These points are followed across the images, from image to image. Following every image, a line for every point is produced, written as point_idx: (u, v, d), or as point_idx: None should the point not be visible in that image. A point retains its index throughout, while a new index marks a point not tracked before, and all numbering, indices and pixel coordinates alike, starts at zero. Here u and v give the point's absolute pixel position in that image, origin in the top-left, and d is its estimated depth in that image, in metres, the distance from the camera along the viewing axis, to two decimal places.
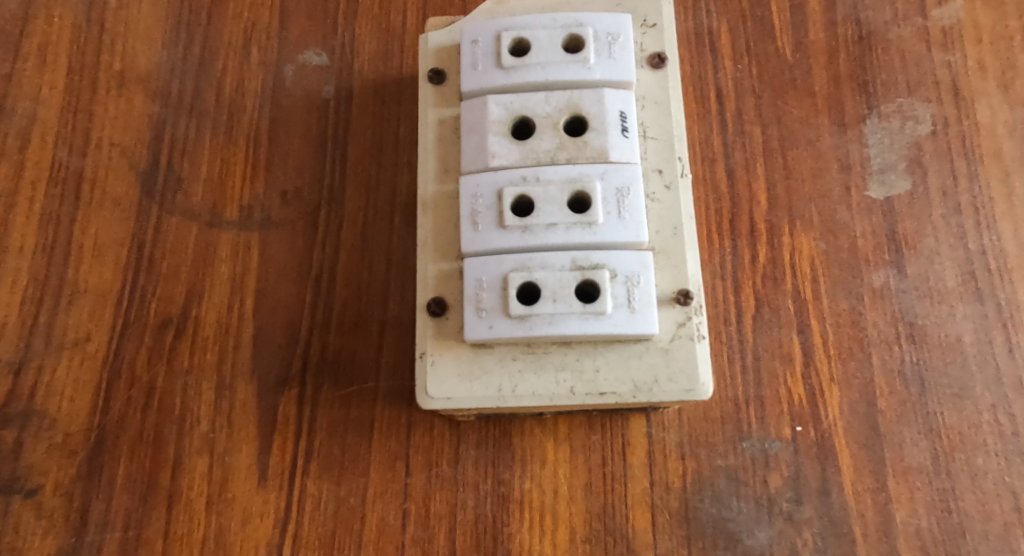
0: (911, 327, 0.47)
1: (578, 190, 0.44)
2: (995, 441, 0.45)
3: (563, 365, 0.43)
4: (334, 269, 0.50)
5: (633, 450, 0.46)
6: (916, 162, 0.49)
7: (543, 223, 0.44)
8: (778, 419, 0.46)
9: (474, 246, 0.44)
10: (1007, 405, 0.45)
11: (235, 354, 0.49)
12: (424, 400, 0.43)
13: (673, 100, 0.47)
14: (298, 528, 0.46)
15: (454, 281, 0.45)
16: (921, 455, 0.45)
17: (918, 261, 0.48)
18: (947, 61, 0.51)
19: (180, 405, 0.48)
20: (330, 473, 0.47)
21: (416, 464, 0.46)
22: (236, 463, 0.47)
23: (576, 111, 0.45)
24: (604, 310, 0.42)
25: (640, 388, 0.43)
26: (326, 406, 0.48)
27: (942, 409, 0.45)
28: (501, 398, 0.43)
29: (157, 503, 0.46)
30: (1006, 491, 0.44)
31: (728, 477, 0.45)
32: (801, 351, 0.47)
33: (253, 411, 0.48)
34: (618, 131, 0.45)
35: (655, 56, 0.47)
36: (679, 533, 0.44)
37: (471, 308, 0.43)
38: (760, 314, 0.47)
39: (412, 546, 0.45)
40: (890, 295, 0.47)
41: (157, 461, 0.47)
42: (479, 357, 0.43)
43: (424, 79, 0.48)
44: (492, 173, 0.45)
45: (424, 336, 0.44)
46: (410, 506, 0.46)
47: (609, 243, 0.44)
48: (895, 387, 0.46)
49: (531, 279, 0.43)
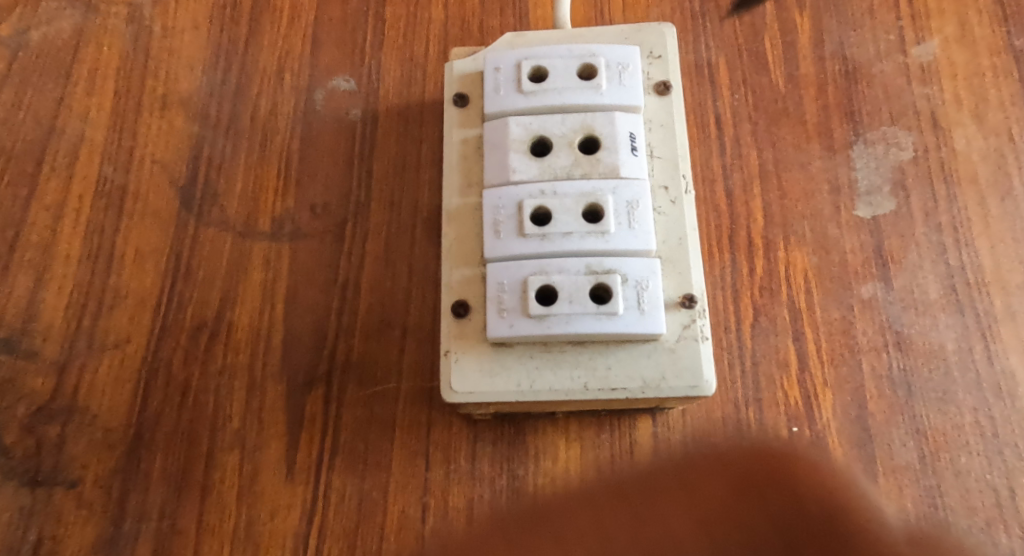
0: (898, 336, 0.50)
1: (591, 202, 0.48)
2: (977, 441, 0.48)
3: (577, 362, 0.46)
4: (359, 279, 0.54)
5: (639, 448, 0.49)
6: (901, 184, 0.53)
7: (559, 232, 0.48)
8: (775, 420, 0.49)
9: (496, 252, 0.48)
10: (986, 408, 0.49)
11: (266, 357, 0.52)
12: (448, 394, 0.46)
13: (678, 123, 0.50)
14: (322, 521, 0.49)
15: (475, 285, 0.48)
16: (909, 454, 0.48)
17: (903, 274, 0.51)
18: (925, 94, 0.55)
19: (214, 403, 0.51)
20: (354, 470, 0.50)
21: (435, 461, 0.50)
22: (266, 458, 0.50)
23: (590, 131, 0.49)
24: (616, 311, 0.46)
25: (648, 384, 0.46)
26: (351, 405, 0.51)
27: (928, 412, 0.49)
28: (520, 393, 0.46)
29: (191, 495, 0.50)
30: (987, 488, 0.47)
31: (729, 474, 0.48)
32: (796, 357, 0.50)
33: (282, 410, 0.51)
34: (627, 148, 0.49)
35: (661, 84, 0.51)
36: (683, 527, 0.48)
37: (493, 309, 0.47)
38: (758, 323, 0.51)
39: (432, 538, 0.49)
40: (879, 306, 0.51)
41: (190, 455, 0.50)
42: (500, 355, 0.47)
43: (449, 102, 0.52)
44: (513, 186, 0.49)
45: (448, 335, 0.47)
46: (430, 500, 0.49)
47: (620, 250, 0.47)
48: (883, 391, 0.49)
49: (549, 282, 0.47)
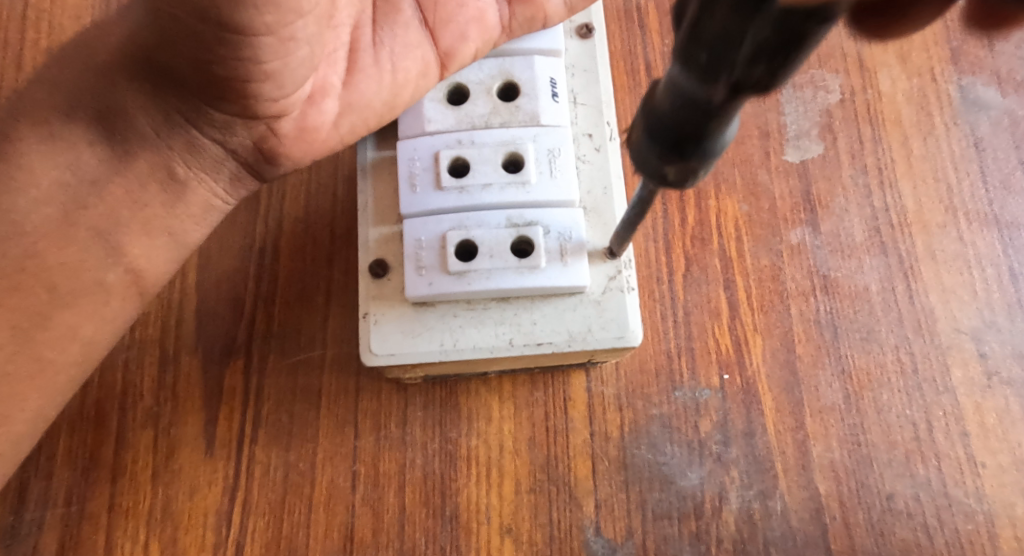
0: (825, 280, 0.51)
1: (523, 234, 0.45)
2: (898, 379, 0.49)
3: (501, 319, 0.45)
4: (278, 242, 0.51)
5: (574, 404, 0.49)
6: (827, 128, 0.53)
7: (486, 250, 0.45)
8: (707, 367, 0.49)
9: (411, 127, 0.47)
10: (908, 346, 0.50)
11: (179, 330, 0.49)
12: (368, 357, 0.45)
13: (619, 184, 0.47)
14: (246, 496, 0.47)
15: (386, 168, 0.47)
16: (834, 394, 0.49)
17: (830, 219, 0.52)
18: (852, 35, 0.55)
19: (123, 380, 0.49)
20: (277, 442, 0.48)
21: (365, 428, 0.48)
22: (183, 434, 0.48)
23: (508, 77, 0.48)
24: (538, 264, 0.44)
25: (574, 337, 0.44)
26: (273, 375, 0.49)
27: (852, 352, 0.50)
28: (444, 353, 0.44)
29: (101, 477, 0.47)
30: (907, 422, 0.48)
31: (663, 425, 0.48)
32: (727, 305, 0.50)
33: (198, 383, 0.49)
34: (548, 95, 0.47)
35: (594, 128, 0.47)
36: (618, 479, 0.47)
37: (405, 186, 0.46)
38: (690, 273, 0.51)
39: (362, 507, 0.47)
40: (807, 251, 0.51)
41: (99, 436, 0.48)
42: (421, 315, 0.45)
43: (439, 101, 0.48)
44: (471, 210, 0.46)
45: (365, 296, 0.45)
46: (359, 468, 0.47)
47: (530, 49, 0.48)
48: (811, 334, 0.50)
49: (467, 237, 0.45)
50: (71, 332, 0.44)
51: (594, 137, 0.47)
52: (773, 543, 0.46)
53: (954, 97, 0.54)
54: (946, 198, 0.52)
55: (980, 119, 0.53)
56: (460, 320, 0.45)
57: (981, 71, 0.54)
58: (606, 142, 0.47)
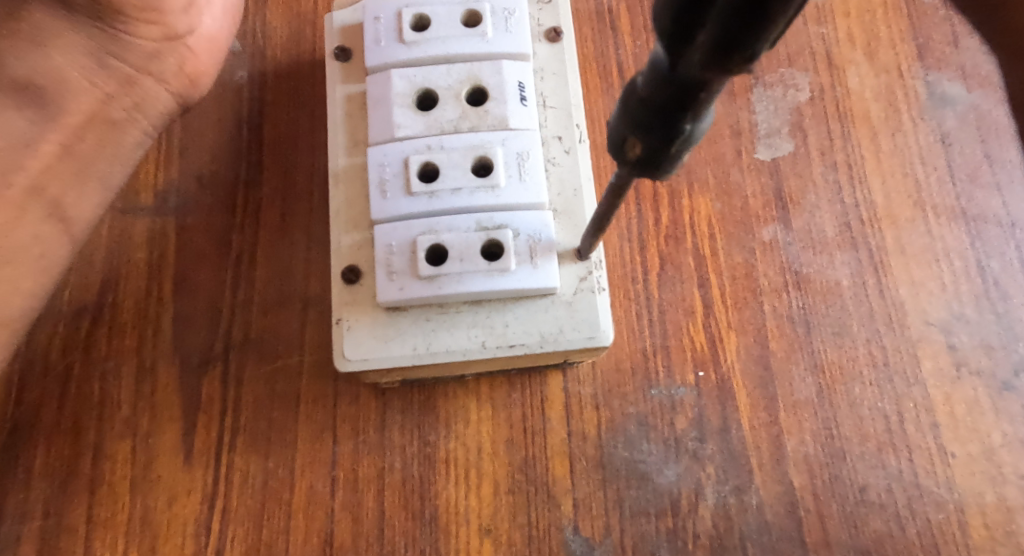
0: (797, 276, 0.51)
1: (492, 237, 0.45)
2: (870, 372, 0.50)
3: (474, 323, 0.45)
4: (254, 249, 0.50)
5: (551, 404, 0.49)
6: (798, 125, 0.54)
7: (456, 254, 0.44)
8: (683, 365, 0.50)
9: (380, 132, 0.47)
10: (879, 340, 0.50)
11: (155, 339, 0.49)
12: (341, 363, 0.44)
13: (589, 186, 0.47)
14: (225, 504, 0.46)
15: (357, 173, 0.47)
16: (808, 389, 0.49)
17: (801, 215, 0.52)
18: (820, 33, 0.56)
19: (100, 391, 0.48)
20: (256, 449, 0.47)
21: (342, 434, 0.48)
22: (161, 444, 0.47)
23: (476, 82, 0.47)
24: (508, 267, 0.44)
25: (546, 339, 0.44)
26: (251, 383, 0.48)
27: (825, 347, 0.50)
28: (417, 357, 0.44)
29: (78, 489, 0.46)
30: (879, 415, 0.49)
31: (639, 423, 0.49)
32: (702, 303, 0.51)
33: (176, 392, 0.48)
34: (516, 100, 0.47)
35: (563, 132, 0.47)
36: (596, 478, 0.48)
37: (376, 192, 0.46)
38: (664, 271, 0.51)
39: (341, 512, 0.47)
40: (779, 248, 0.52)
41: (76, 448, 0.47)
42: (394, 320, 0.45)
43: (408, 105, 0.47)
44: (441, 214, 0.45)
45: (338, 302, 0.45)
46: (337, 474, 0.47)
47: (498, 53, 0.47)
48: (784, 330, 0.50)
49: (438, 241, 0.45)
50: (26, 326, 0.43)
51: (564, 139, 0.47)
52: (749, 537, 0.47)
53: (921, 92, 0.54)
54: (914, 192, 0.52)
55: (946, 114, 0.54)
56: (434, 324, 0.45)
57: (947, 67, 0.55)
58: (576, 145, 0.47)
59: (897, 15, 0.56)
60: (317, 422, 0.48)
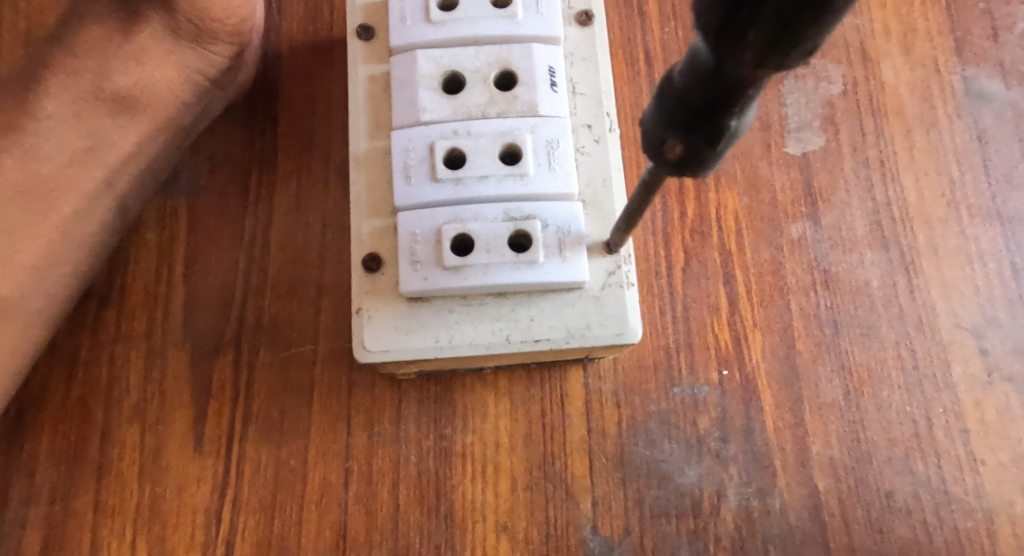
0: (826, 275, 0.50)
1: (520, 228, 0.44)
2: (898, 374, 0.49)
3: (499, 315, 0.44)
4: (267, 235, 0.50)
5: (571, 400, 0.48)
6: (830, 119, 0.53)
7: (484, 244, 0.44)
8: (706, 363, 0.49)
9: (405, 116, 0.46)
10: (909, 341, 0.49)
11: (165, 324, 0.48)
12: (361, 353, 0.44)
13: (618, 177, 0.46)
14: (236, 494, 0.46)
15: (379, 158, 0.46)
16: (834, 391, 0.48)
17: (831, 213, 0.51)
18: (855, 25, 0.55)
19: (108, 375, 0.48)
20: (269, 439, 0.47)
21: (358, 425, 0.47)
22: (170, 431, 0.47)
23: (505, 66, 0.46)
24: (536, 259, 0.43)
25: (573, 333, 0.44)
26: (264, 370, 0.48)
27: (853, 348, 0.49)
28: (439, 349, 0.44)
29: (86, 475, 0.46)
30: (907, 419, 0.48)
31: (661, 421, 0.48)
32: (727, 300, 0.50)
33: (186, 378, 0.48)
34: (547, 85, 0.46)
35: (592, 121, 0.47)
36: (615, 476, 0.47)
37: (400, 177, 0.45)
38: (689, 267, 0.50)
39: (356, 505, 0.46)
40: (807, 245, 0.51)
41: (83, 433, 0.47)
42: (416, 311, 0.44)
43: (436, 88, 0.46)
44: (468, 204, 0.45)
45: (359, 291, 0.45)
46: (352, 466, 0.47)
47: (528, 35, 0.46)
48: (811, 329, 0.49)
49: (464, 231, 0.44)
50: (28, 302, 0.43)
51: (593, 128, 0.47)
52: (771, 541, 0.46)
53: (958, 88, 0.53)
54: (949, 192, 0.51)
55: (983, 111, 0.53)
56: (456, 316, 0.44)
57: (986, 63, 0.53)
58: (605, 134, 0.46)
59: (935, 8, 0.55)
60: (331, 412, 0.47)
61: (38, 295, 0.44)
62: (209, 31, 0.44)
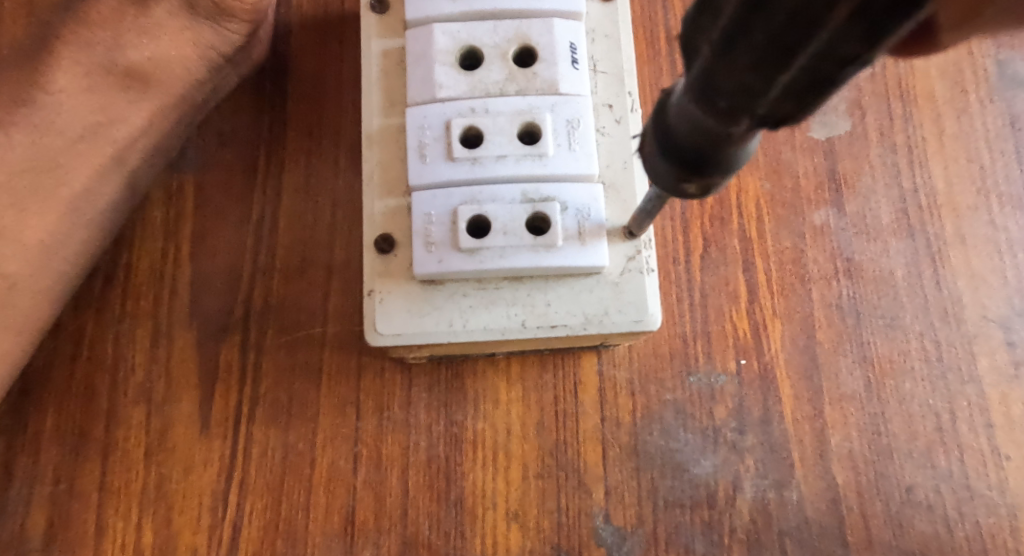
0: (849, 263, 0.49)
1: (539, 211, 0.43)
2: (921, 366, 0.47)
3: (514, 300, 0.43)
4: (276, 214, 0.49)
5: (584, 388, 0.47)
6: (856, 103, 0.51)
7: (501, 227, 0.43)
8: (724, 352, 0.48)
9: (421, 93, 0.45)
10: (933, 333, 0.48)
11: (171, 303, 0.48)
12: (372, 336, 0.43)
13: (640, 159, 0.45)
14: (243, 477, 0.46)
15: (394, 136, 0.45)
16: (855, 382, 0.47)
17: (856, 200, 0.50)
18: None
19: (114, 354, 0.47)
20: (277, 421, 0.46)
21: (367, 409, 0.47)
22: (176, 412, 0.47)
23: (525, 41, 0.45)
24: (555, 243, 0.42)
25: (591, 319, 0.43)
26: (272, 352, 0.47)
27: (875, 338, 0.48)
28: (453, 333, 0.43)
29: (92, 455, 0.46)
30: (930, 412, 0.47)
31: (676, 411, 0.47)
32: (746, 288, 0.48)
33: (192, 358, 0.47)
34: (568, 62, 0.45)
35: (614, 100, 0.45)
36: (629, 466, 0.46)
37: (414, 155, 0.44)
38: (707, 254, 0.49)
39: (364, 490, 0.45)
40: (830, 233, 0.49)
41: (89, 412, 0.46)
42: (429, 294, 0.43)
43: (454, 64, 0.45)
44: (486, 184, 0.44)
45: (371, 273, 0.44)
46: (361, 450, 0.46)
47: (549, 10, 0.45)
48: (833, 319, 0.48)
49: (481, 212, 0.43)
50: (40, 281, 0.43)
51: (614, 108, 0.45)
52: (787, 533, 0.45)
53: (990, 73, 0.51)
54: (978, 179, 0.50)
55: (1016, 95, 0.51)
56: (470, 299, 0.43)
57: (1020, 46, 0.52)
58: (626, 114, 0.45)
59: None
60: (340, 395, 0.47)
61: (46, 273, 0.43)
62: (227, 9, 0.43)
